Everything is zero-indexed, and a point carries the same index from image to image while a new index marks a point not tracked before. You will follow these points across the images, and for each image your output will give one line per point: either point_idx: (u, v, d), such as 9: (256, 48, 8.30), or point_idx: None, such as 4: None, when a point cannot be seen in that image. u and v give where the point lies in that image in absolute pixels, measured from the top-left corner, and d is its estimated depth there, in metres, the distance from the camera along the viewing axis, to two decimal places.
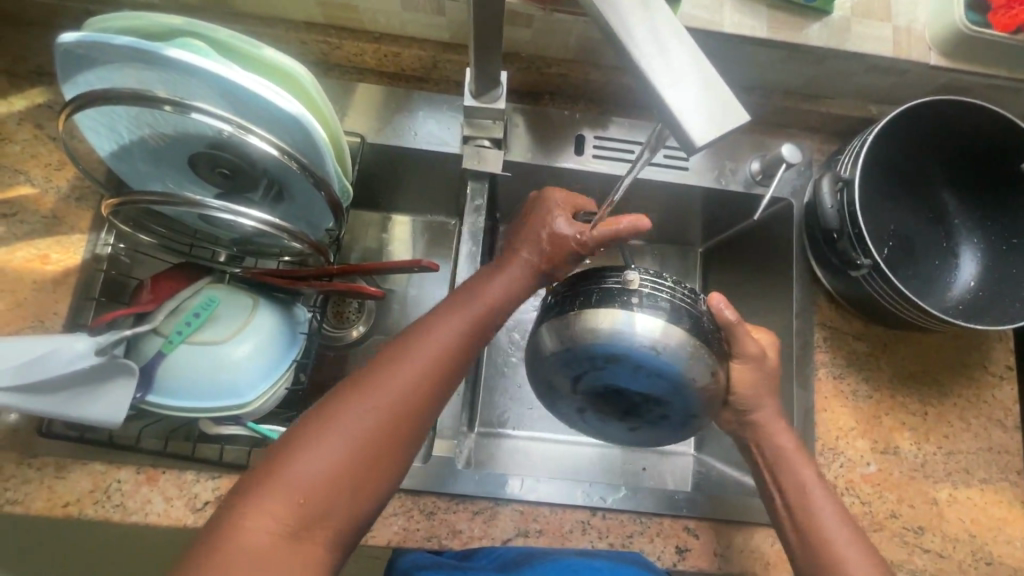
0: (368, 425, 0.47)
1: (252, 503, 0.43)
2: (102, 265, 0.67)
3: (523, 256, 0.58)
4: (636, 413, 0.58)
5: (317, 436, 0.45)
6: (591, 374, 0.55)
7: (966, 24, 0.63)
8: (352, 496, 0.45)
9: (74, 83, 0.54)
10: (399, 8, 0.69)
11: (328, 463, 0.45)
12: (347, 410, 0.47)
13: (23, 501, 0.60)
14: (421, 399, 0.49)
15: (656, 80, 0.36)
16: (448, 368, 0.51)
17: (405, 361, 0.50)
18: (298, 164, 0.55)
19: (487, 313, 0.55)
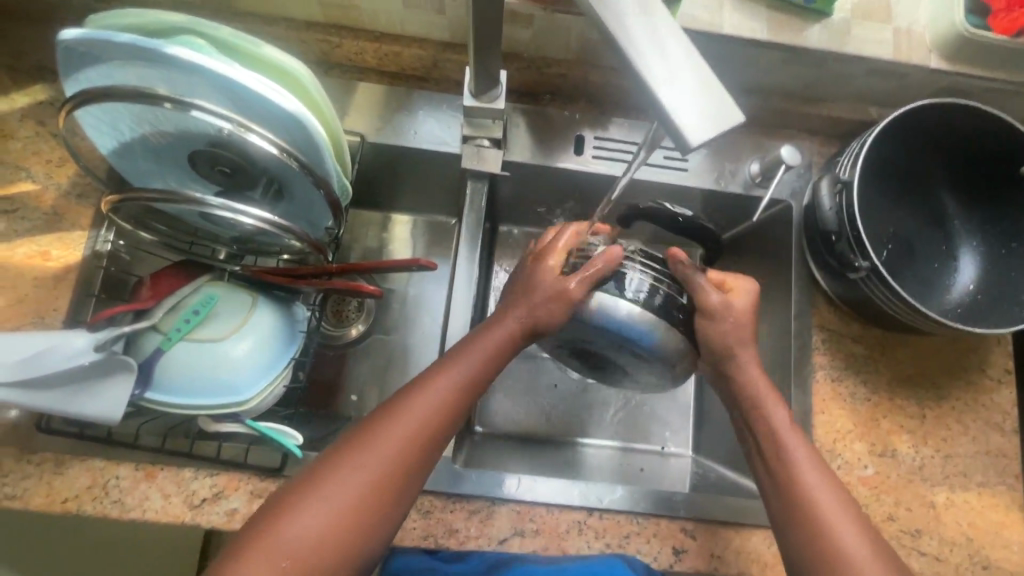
0: (357, 486, 0.50)
1: (249, 559, 0.46)
2: (103, 260, 0.67)
3: (515, 318, 0.58)
4: (612, 366, 0.66)
5: (308, 498, 0.49)
6: (568, 337, 0.62)
7: (966, 27, 0.63)
8: (341, 555, 0.48)
9: (76, 81, 0.54)
10: (400, 7, 0.69)
11: (317, 524, 0.48)
12: (336, 472, 0.50)
13: (23, 496, 0.60)
14: (416, 457, 0.52)
15: (652, 80, 0.36)
16: (439, 428, 0.54)
17: (398, 422, 0.53)
18: (297, 162, 0.55)
19: (477, 373, 0.57)
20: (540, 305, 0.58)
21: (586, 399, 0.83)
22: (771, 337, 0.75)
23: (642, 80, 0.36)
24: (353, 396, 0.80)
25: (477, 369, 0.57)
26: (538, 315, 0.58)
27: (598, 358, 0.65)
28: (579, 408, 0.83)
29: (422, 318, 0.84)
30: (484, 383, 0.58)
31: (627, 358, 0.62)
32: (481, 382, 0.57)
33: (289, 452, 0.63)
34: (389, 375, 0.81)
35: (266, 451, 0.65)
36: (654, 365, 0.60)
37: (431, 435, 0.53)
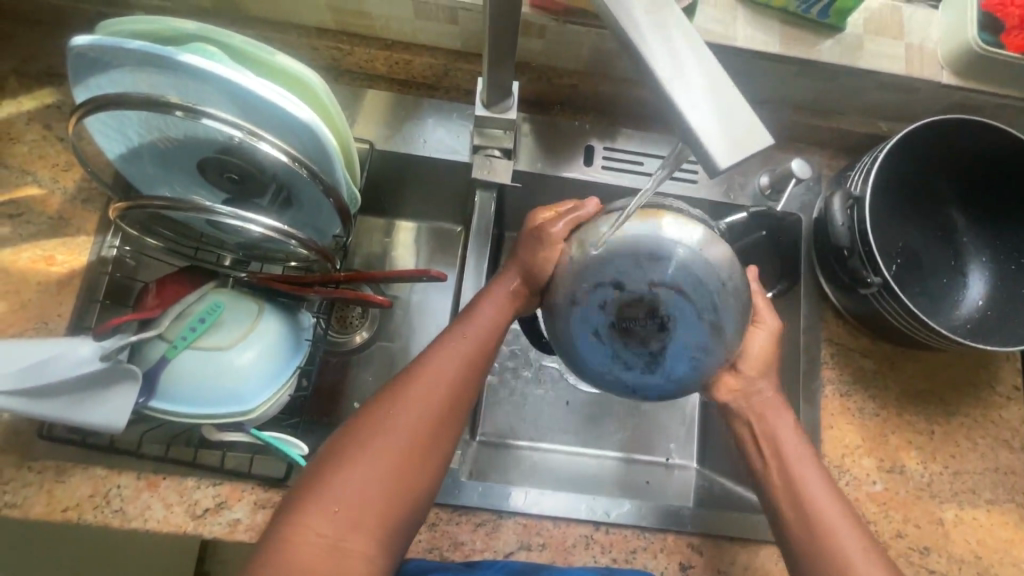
0: (396, 438, 0.50)
1: (291, 538, 0.45)
2: (107, 267, 0.66)
3: (511, 276, 0.59)
4: (653, 334, 0.52)
5: (350, 451, 0.49)
6: (641, 273, 0.52)
7: (979, 43, 0.63)
8: (391, 505, 0.48)
9: (85, 88, 0.54)
10: (412, 16, 0.68)
11: (363, 474, 0.48)
12: (374, 425, 0.50)
13: (23, 505, 0.60)
14: (434, 424, 0.52)
15: (678, 101, 0.35)
16: (464, 381, 0.54)
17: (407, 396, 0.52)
18: (307, 170, 0.54)
19: (491, 326, 0.58)
20: (536, 254, 0.57)
21: (590, 410, 0.83)
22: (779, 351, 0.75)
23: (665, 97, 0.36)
24: (355, 404, 0.79)
25: (491, 323, 0.58)
26: (533, 261, 0.57)
27: (651, 316, 0.52)
28: (584, 419, 0.82)
29: (427, 327, 0.84)
30: (498, 337, 0.58)
31: (686, 310, 0.52)
32: (494, 338, 0.58)
33: (294, 462, 0.62)
34: None
35: (271, 460, 0.64)
36: (716, 330, 0.52)
37: (457, 388, 0.54)
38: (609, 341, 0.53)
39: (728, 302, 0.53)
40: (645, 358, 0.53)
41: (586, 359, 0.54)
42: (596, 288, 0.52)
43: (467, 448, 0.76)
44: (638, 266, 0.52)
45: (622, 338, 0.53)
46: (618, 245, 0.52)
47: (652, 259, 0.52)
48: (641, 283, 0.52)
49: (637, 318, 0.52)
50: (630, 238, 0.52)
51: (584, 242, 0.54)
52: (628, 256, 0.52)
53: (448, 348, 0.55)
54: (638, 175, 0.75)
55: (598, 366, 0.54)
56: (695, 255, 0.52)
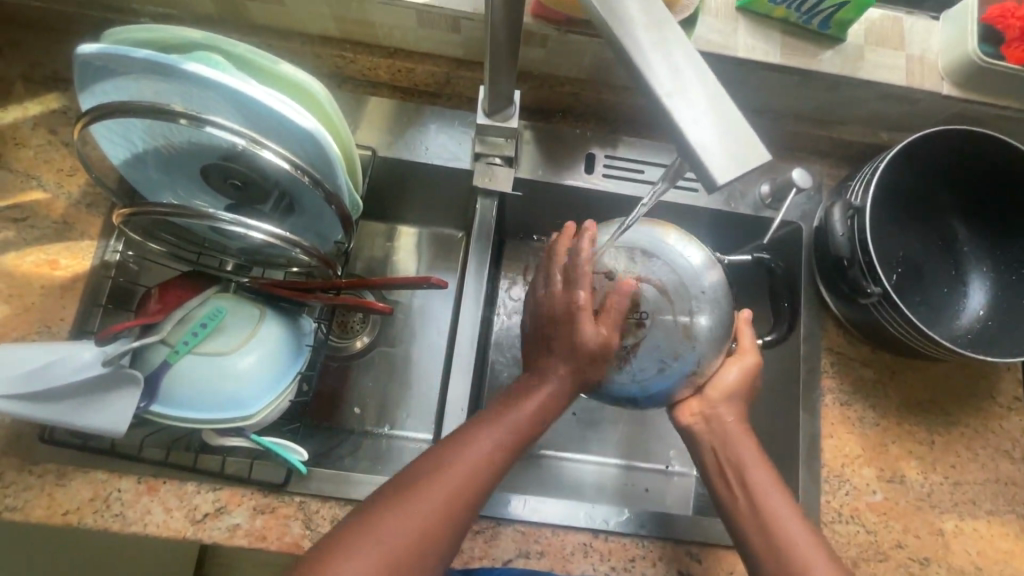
0: (405, 538, 0.46)
1: None
2: (111, 271, 0.67)
3: (561, 371, 0.54)
4: (629, 330, 0.59)
5: (358, 544, 0.46)
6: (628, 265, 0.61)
7: (980, 55, 0.63)
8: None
9: (91, 94, 0.54)
10: (415, 25, 0.69)
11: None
12: (386, 517, 0.47)
13: (23, 508, 0.60)
14: (440, 527, 0.48)
15: (678, 116, 0.36)
16: (490, 477, 0.51)
17: (415, 494, 0.48)
18: (309, 177, 0.55)
19: (531, 419, 0.53)
20: (594, 365, 0.54)
21: (590, 416, 0.83)
22: (779, 360, 0.75)
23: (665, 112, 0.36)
24: (356, 410, 0.79)
25: (533, 417, 0.53)
26: (591, 371, 0.55)
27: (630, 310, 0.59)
28: (584, 426, 0.82)
29: (427, 332, 0.84)
30: (537, 430, 0.54)
31: (662, 308, 0.60)
32: (533, 430, 0.54)
33: (294, 467, 0.62)
34: (394, 388, 0.81)
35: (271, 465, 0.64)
36: (687, 335, 0.59)
37: (480, 486, 0.50)
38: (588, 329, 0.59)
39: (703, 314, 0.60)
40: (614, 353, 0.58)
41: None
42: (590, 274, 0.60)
43: None
44: (630, 258, 0.62)
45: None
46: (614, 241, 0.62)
47: (642, 256, 0.62)
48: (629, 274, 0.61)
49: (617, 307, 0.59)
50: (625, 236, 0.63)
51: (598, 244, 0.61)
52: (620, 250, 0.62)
53: (484, 438, 0.51)
54: (639, 183, 0.75)
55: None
56: (683, 264, 0.61)
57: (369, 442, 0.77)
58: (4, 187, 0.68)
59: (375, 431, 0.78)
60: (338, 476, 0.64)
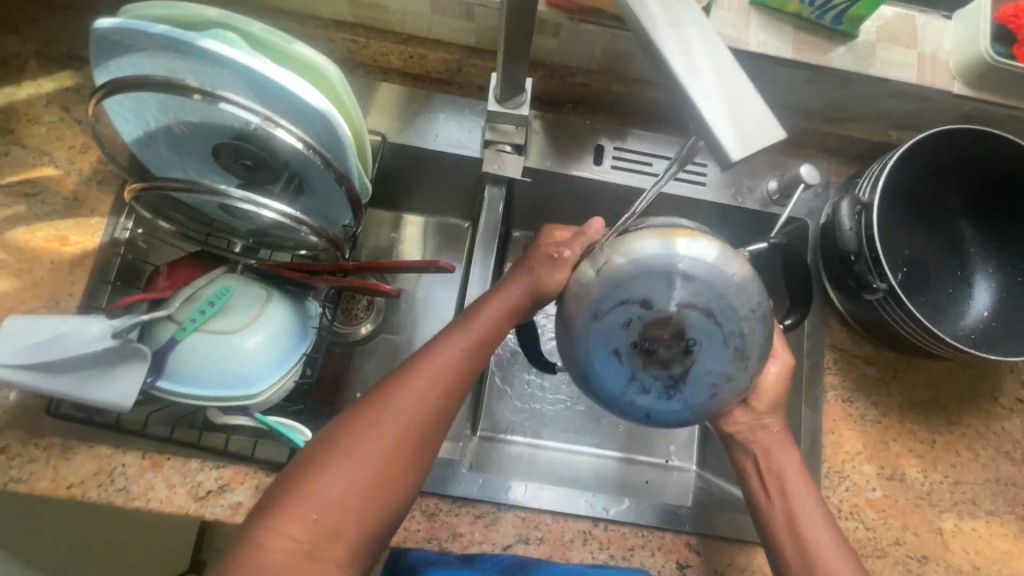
0: (385, 444, 0.49)
1: (274, 519, 0.46)
2: (120, 248, 0.68)
3: (518, 285, 0.58)
4: (675, 357, 0.50)
5: (339, 457, 0.48)
6: (669, 291, 0.50)
7: (991, 55, 0.63)
8: (370, 511, 0.48)
9: (106, 70, 0.54)
10: (429, 11, 0.69)
11: (349, 469, 0.48)
12: (365, 427, 0.49)
13: (28, 480, 0.60)
14: (422, 429, 0.51)
15: (695, 95, 0.36)
16: (456, 385, 0.53)
17: (397, 399, 0.51)
18: (322, 158, 0.55)
19: (487, 334, 0.56)
20: (547, 271, 0.57)
21: (590, 409, 0.83)
22: None
23: (682, 92, 0.37)
24: (358, 395, 0.79)
25: (488, 330, 0.56)
26: (545, 283, 0.56)
27: (675, 337, 0.50)
28: (585, 418, 0.82)
29: (430, 321, 0.84)
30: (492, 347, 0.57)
31: (712, 332, 0.50)
32: (484, 348, 0.56)
33: (297, 447, 0.63)
34: None
35: (274, 445, 0.64)
36: (743, 357, 0.51)
37: (448, 396, 0.53)
38: (629, 362, 0.51)
39: (756, 328, 0.51)
40: (664, 383, 0.51)
41: (600, 378, 0.52)
42: (620, 305, 0.50)
43: (467, 443, 0.76)
44: (670, 285, 0.50)
45: (645, 360, 0.51)
46: (639, 261, 0.50)
47: (689, 279, 0.50)
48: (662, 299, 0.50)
49: (659, 339, 0.50)
50: (655, 255, 0.50)
51: (623, 250, 0.51)
52: (653, 274, 0.50)
53: (449, 350, 0.54)
54: (646, 176, 0.75)
55: (614, 386, 0.52)
56: (721, 273, 0.50)
57: None
58: (17, 162, 0.68)
59: None
60: None
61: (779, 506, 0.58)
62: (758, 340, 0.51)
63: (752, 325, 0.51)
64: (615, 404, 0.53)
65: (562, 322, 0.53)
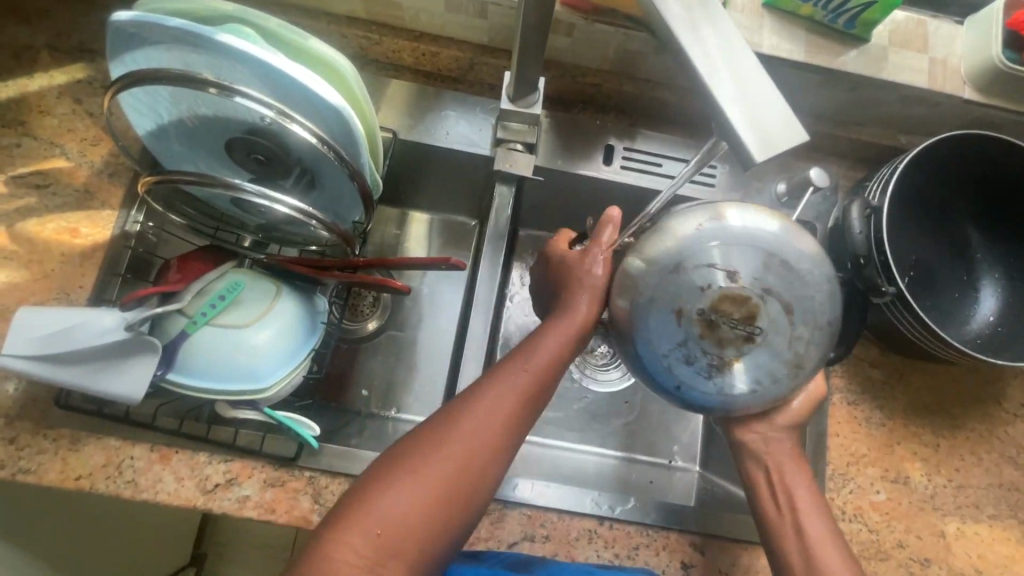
0: (452, 466, 0.49)
1: (342, 530, 0.46)
2: (130, 241, 0.68)
3: (583, 303, 0.57)
4: (734, 340, 0.49)
5: (404, 475, 0.48)
6: (756, 271, 0.49)
7: (1003, 61, 0.64)
8: (433, 530, 0.47)
9: (121, 62, 0.55)
10: (442, 9, 0.69)
11: (416, 487, 0.47)
12: (436, 445, 0.49)
13: (37, 471, 0.60)
14: (492, 451, 0.50)
15: (720, 96, 0.38)
16: (526, 409, 0.53)
17: (468, 420, 0.50)
18: (336, 154, 0.55)
19: (555, 358, 0.55)
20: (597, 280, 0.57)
21: (595, 409, 0.83)
22: None
23: (708, 93, 0.38)
24: (363, 392, 0.80)
25: (557, 352, 0.55)
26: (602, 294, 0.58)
27: (743, 321, 0.49)
28: (589, 417, 0.83)
29: (436, 318, 0.84)
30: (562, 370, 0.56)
31: (780, 327, 0.49)
32: (555, 370, 0.55)
33: (306, 442, 0.63)
34: (401, 373, 0.81)
35: (282, 440, 0.65)
36: (796, 366, 0.50)
37: (517, 416, 0.52)
38: (687, 326, 0.49)
39: (819, 343, 0.50)
40: (710, 360, 0.49)
41: (652, 335, 0.50)
42: (703, 268, 0.49)
43: None
44: (760, 266, 0.49)
45: (705, 330, 0.49)
46: (736, 233, 0.50)
47: (780, 265, 0.49)
48: (748, 276, 0.49)
49: (728, 317, 0.48)
50: (751, 232, 0.50)
51: (723, 218, 0.51)
52: (744, 247, 0.50)
53: (522, 375, 0.53)
54: (655, 176, 0.76)
55: (661, 346, 0.50)
56: (806, 269, 0.50)
57: (374, 424, 0.77)
58: (28, 154, 0.69)
59: (382, 413, 0.79)
60: (347, 453, 0.65)
61: (786, 510, 0.59)
62: (813, 352, 0.50)
63: (818, 334, 0.50)
64: (657, 362, 0.51)
65: (638, 272, 0.52)
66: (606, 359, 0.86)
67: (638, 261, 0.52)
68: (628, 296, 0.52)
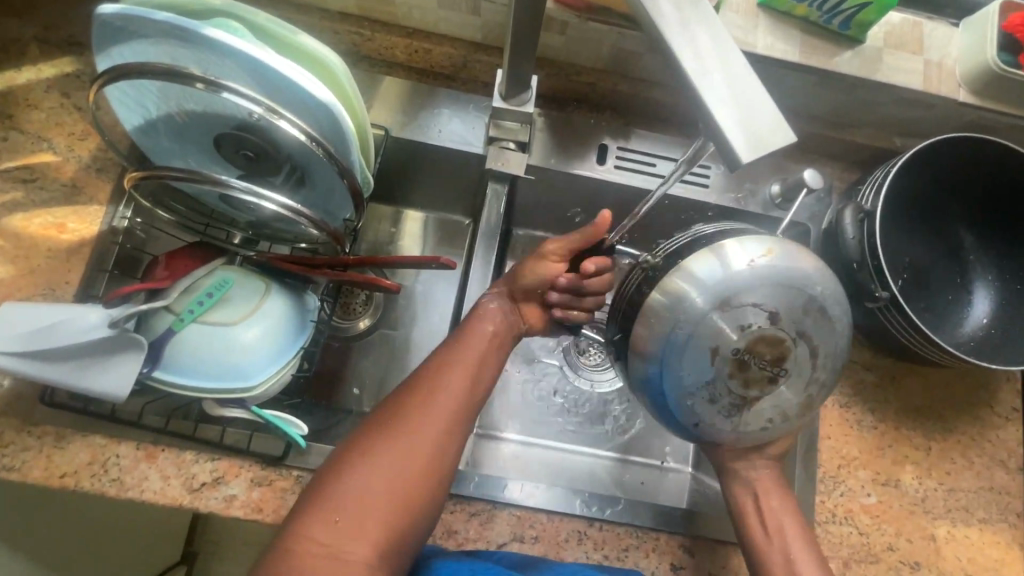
0: (406, 453, 0.51)
1: (304, 519, 0.47)
2: (118, 237, 0.67)
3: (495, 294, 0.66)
4: (760, 380, 0.50)
5: (362, 461, 0.50)
6: (794, 316, 0.50)
7: (998, 64, 0.63)
8: (393, 514, 0.49)
9: (108, 56, 0.54)
10: (435, 6, 0.69)
11: (374, 472, 0.50)
12: (388, 431, 0.52)
13: (21, 468, 0.60)
14: (437, 435, 0.54)
15: (707, 96, 0.38)
16: (469, 393, 0.57)
17: (413, 406, 0.54)
18: (325, 151, 0.54)
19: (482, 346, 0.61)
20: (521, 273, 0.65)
21: (587, 409, 0.83)
22: None
23: (695, 94, 0.38)
24: (355, 390, 0.79)
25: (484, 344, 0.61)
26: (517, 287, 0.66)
27: (772, 362, 0.50)
28: (582, 419, 0.82)
29: (428, 317, 0.84)
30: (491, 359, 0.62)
31: (802, 368, 0.51)
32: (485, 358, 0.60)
33: (294, 441, 0.63)
34: (393, 372, 0.81)
35: (270, 438, 0.64)
36: (804, 408, 0.53)
37: (457, 402, 0.56)
38: (719, 365, 0.49)
39: (829, 381, 0.53)
40: (730, 399, 0.51)
41: (680, 371, 0.50)
42: (747, 307, 0.49)
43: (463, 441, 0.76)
44: (800, 311, 0.50)
45: (734, 368, 0.50)
46: (784, 277, 0.49)
47: (816, 312, 0.50)
48: (786, 321, 0.50)
49: (760, 359, 0.49)
50: (796, 273, 0.50)
51: (773, 260, 0.50)
52: (788, 290, 0.49)
53: (455, 367, 0.58)
54: (650, 176, 0.75)
55: (690, 382, 0.50)
56: (835, 315, 0.52)
57: None
58: (14, 148, 0.68)
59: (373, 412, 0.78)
60: None
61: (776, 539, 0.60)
62: (820, 393, 0.53)
63: (828, 375, 0.53)
64: (678, 396, 0.51)
65: (671, 307, 0.50)
66: (600, 359, 0.86)
67: (678, 290, 0.49)
68: (654, 330, 0.50)
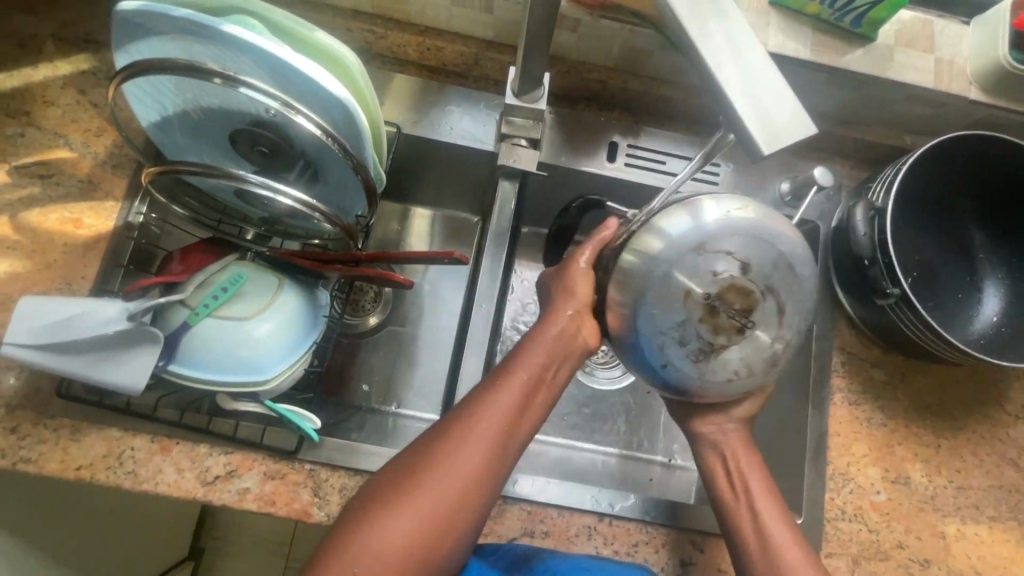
0: (430, 508, 0.48)
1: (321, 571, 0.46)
2: (133, 233, 0.68)
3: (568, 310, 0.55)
4: (728, 328, 0.50)
5: (378, 514, 0.47)
6: (765, 267, 0.50)
7: (1010, 62, 0.63)
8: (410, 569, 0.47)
9: (126, 53, 0.54)
10: (448, 4, 0.70)
11: (393, 527, 0.47)
12: (411, 485, 0.48)
13: (38, 460, 0.60)
14: (469, 490, 0.49)
15: (728, 90, 0.39)
16: (510, 440, 0.51)
17: (446, 457, 0.49)
18: (340, 145, 0.55)
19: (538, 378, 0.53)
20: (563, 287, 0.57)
21: (596, 406, 0.83)
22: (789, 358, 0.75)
23: (718, 89, 0.39)
24: (364, 386, 0.80)
25: (538, 372, 0.53)
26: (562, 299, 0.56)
27: (743, 312, 0.50)
28: (590, 417, 0.83)
29: (436, 314, 0.84)
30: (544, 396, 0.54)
31: (770, 323, 0.51)
32: (535, 397, 0.53)
33: (307, 435, 0.63)
34: (402, 368, 0.81)
35: (283, 432, 0.65)
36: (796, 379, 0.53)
37: (497, 453, 0.50)
38: (691, 308, 0.49)
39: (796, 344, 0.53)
40: (700, 345, 0.50)
41: (653, 315, 0.50)
42: (715, 254, 0.50)
43: None
44: (770, 266, 0.50)
45: (705, 315, 0.49)
46: (753, 232, 0.50)
47: (783, 266, 0.51)
48: (755, 273, 0.50)
49: (729, 305, 0.49)
50: (765, 229, 0.51)
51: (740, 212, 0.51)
52: (754, 240, 0.50)
53: (499, 411, 0.51)
54: (660, 173, 0.75)
55: (661, 323, 0.50)
56: (803, 273, 0.52)
57: (375, 419, 0.77)
58: (30, 144, 0.69)
59: (382, 408, 0.79)
60: (348, 447, 0.65)
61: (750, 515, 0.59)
62: (786, 352, 0.52)
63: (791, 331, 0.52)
64: (648, 339, 0.50)
65: (643, 256, 0.51)
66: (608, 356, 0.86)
67: (650, 239, 0.51)
68: (629, 284, 0.51)
